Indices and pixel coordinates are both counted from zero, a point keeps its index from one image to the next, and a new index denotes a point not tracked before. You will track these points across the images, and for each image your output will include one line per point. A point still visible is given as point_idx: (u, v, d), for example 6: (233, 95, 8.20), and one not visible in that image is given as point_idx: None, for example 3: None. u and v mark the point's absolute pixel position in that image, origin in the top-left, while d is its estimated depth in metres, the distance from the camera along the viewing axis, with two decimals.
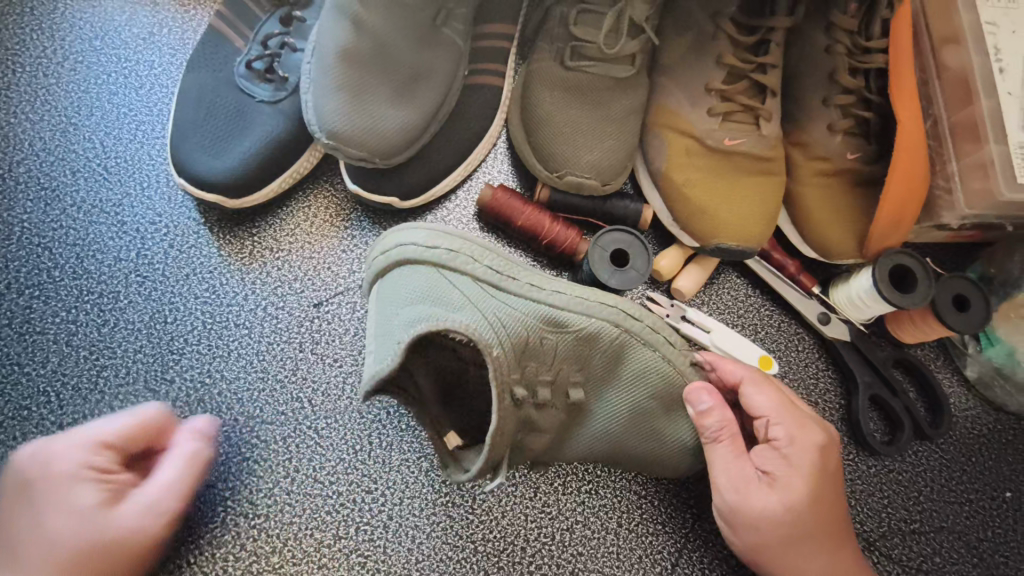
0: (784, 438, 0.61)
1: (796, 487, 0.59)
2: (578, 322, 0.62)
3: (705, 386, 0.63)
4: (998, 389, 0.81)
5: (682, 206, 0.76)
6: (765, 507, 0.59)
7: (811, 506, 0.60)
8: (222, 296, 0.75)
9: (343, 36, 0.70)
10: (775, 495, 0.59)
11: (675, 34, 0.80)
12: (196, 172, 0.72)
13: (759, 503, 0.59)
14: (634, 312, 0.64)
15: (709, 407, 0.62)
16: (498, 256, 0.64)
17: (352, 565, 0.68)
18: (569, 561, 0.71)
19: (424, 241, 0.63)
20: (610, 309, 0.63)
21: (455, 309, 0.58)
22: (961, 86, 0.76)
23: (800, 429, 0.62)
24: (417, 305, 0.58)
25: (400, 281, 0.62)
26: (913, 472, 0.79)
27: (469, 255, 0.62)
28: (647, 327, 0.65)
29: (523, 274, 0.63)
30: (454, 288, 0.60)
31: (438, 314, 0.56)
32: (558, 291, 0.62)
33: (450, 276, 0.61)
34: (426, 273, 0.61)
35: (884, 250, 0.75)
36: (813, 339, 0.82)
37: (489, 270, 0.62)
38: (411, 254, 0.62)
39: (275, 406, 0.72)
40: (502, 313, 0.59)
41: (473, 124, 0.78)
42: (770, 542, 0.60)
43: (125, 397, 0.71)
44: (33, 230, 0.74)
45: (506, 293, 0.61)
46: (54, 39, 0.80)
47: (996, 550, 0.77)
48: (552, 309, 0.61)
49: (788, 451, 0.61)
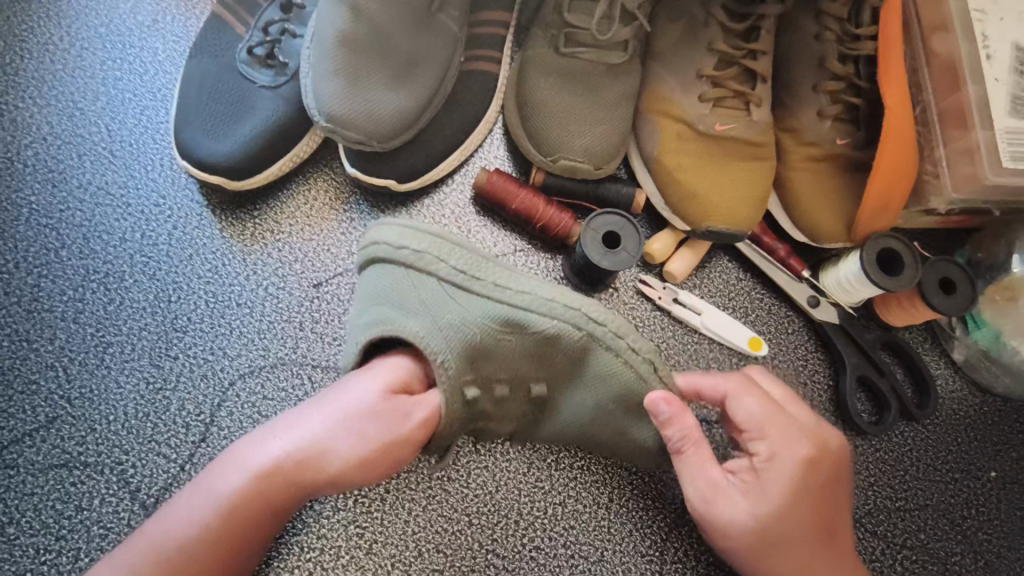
0: (764, 452, 0.62)
1: (772, 497, 0.60)
2: (539, 325, 0.62)
3: (662, 395, 0.62)
4: (985, 370, 0.82)
5: (673, 190, 0.78)
6: (732, 516, 0.61)
7: (790, 516, 0.60)
8: (224, 276, 0.77)
9: (341, 22, 0.72)
10: (744, 504, 0.61)
11: (668, 21, 0.82)
12: (196, 154, 0.74)
13: (725, 512, 0.61)
14: (599, 315, 0.63)
15: (670, 418, 0.62)
16: (465, 254, 0.64)
17: (350, 536, 0.70)
18: (560, 535, 0.73)
19: (391, 240, 0.63)
20: (570, 310, 0.62)
21: (409, 314, 0.60)
22: (948, 73, 0.77)
23: (784, 445, 0.61)
24: (379, 306, 0.61)
25: (374, 281, 0.64)
26: (899, 451, 0.80)
27: (435, 255, 0.63)
28: (612, 332, 0.63)
29: (492, 273, 0.63)
30: (417, 291, 0.61)
31: (388, 320, 0.60)
32: (522, 292, 0.62)
33: (415, 277, 0.62)
34: (393, 274, 0.63)
35: (872, 234, 0.76)
36: (803, 322, 0.83)
37: (452, 271, 0.62)
38: (382, 254, 0.63)
39: (276, 383, 0.74)
40: (458, 319, 0.60)
41: (469, 109, 0.79)
42: (747, 548, 0.61)
43: (130, 371, 0.73)
44: (41, 212, 0.76)
45: (470, 293, 0.62)
46: (60, 26, 0.82)
47: (980, 527, 0.79)
48: (513, 310, 0.62)
49: (768, 466, 0.61)
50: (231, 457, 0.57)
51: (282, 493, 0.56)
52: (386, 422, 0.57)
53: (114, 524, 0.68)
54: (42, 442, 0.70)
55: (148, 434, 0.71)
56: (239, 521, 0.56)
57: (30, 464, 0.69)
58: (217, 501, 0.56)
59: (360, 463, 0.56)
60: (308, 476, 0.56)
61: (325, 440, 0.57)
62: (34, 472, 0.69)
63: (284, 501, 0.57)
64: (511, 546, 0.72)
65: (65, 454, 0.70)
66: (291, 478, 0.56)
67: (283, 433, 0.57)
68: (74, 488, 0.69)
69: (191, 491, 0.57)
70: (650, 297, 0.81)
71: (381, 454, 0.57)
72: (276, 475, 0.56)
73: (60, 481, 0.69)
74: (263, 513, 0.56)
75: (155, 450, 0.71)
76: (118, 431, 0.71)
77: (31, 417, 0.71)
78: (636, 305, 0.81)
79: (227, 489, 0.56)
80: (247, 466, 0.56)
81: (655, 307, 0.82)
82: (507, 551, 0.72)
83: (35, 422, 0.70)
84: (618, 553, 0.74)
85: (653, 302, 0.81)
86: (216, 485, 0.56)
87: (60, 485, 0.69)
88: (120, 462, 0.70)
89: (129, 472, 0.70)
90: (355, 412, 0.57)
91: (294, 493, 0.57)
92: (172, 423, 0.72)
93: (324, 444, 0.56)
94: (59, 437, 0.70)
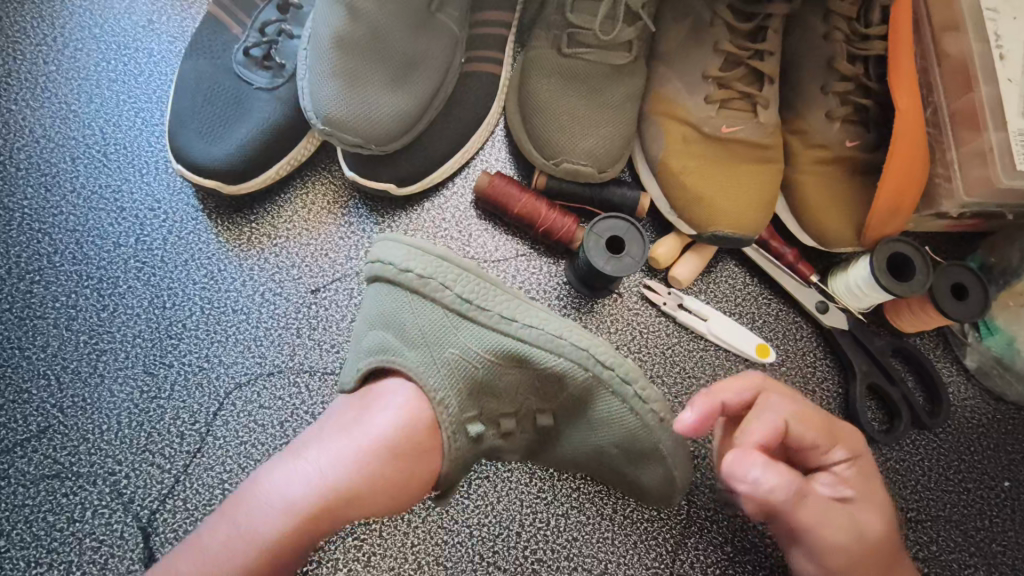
0: (843, 456, 0.57)
1: (871, 493, 0.57)
2: (544, 359, 0.59)
3: (741, 455, 0.49)
4: (998, 378, 0.80)
5: (678, 194, 0.76)
6: (873, 527, 0.55)
7: (882, 503, 0.58)
8: (222, 281, 0.75)
9: (339, 22, 0.70)
10: (871, 511, 0.56)
11: (673, 22, 0.80)
12: (193, 158, 0.72)
13: (870, 527, 0.55)
14: (606, 355, 0.61)
15: (762, 472, 0.48)
16: (472, 280, 0.61)
17: (349, 548, 0.69)
18: (563, 547, 0.72)
19: (398, 262, 0.60)
20: (576, 349, 0.60)
21: (410, 347, 0.58)
22: (961, 73, 0.75)
23: (850, 442, 0.58)
24: (381, 332, 0.60)
25: (376, 301, 0.62)
26: (910, 460, 0.78)
27: (441, 280, 0.60)
28: (615, 365, 0.61)
29: (497, 302, 0.61)
30: (418, 319, 0.59)
31: (390, 350, 0.58)
32: (526, 326, 0.60)
33: (418, 303, 0.60)
34: (394, 296, 0.60)
35: (882, 238, 0.74)
36: (811, 328, 0.82)
37: (457, 299, 0.60)
38: (385, 273, 0.61)
39: (272, 391, 0.72)
40: (459, 351, 0.58)
41: (469, 110, 0.78)
42: (885, 556, 0.56)
43: (123, 380, 0.72)
44: (34, 216, 0.75)
45: (472, 322, 0.60)
46: (54, 27, 0.80)
47: (994, 539, 0.77)
48: (516, 344, 0.59)
49: (853, 468, 0.57)
50: (254, 497, 0.51)
51: (313, 536, 0.51)
52: (418, 451, 0.54)
53: (107, 536, 0.66)
54: (33, 452, 0.68)
55: (142, 444, 0.70)
56: (274, 565, 0.50)
57: (21, 475, 0.68)
58: (246, 548, 0.49)
59: (387, 498, 0.53)
60: (343, 510, 0.51)
61: (358, 471, 0.52)
62: (26, 482, 0.67)
63: (318, 540, 0.52)
64: (512, 558, 0.70)
65: (58, 465, 0.68)
66: (327, 514, 0.51)
67: (303, 474, 0.51)
68: (65, 499, 0.67)
69: (208, 536, 0.50)
70: (655, 303, 0.79)
71: (405, 490, 0.54)
72: (311, 513, 0.50)
73: (51, 492, 0.67)
74: (295, 555, 0.51)
75: (149, 460, 0.69)
76: (111, 440, 0.70)
77: (23, 426, 0.69)
78: (640, 310, 0.80)
79: (258, 532, 0.49)
80: (275, 505, 0.50)
81: (659, 312, 0.80)
82: (508, 563, 0.70)
83: (27, 431, 0.69)
84: (622, 565, 0.72)
85: (658, 308, 0.80)
86: (240, 527, 0.49)
87: (51, 496, 0.67)
88: (113, 472, 0.69)
89: (122, 483, 0.68)
90: (385, 440, 0.53)
91: (328, 531, 0.51)
92: (166, 432, 0.70)
93: (357, 476, 0.52)
94: (51, 447, 0.69)
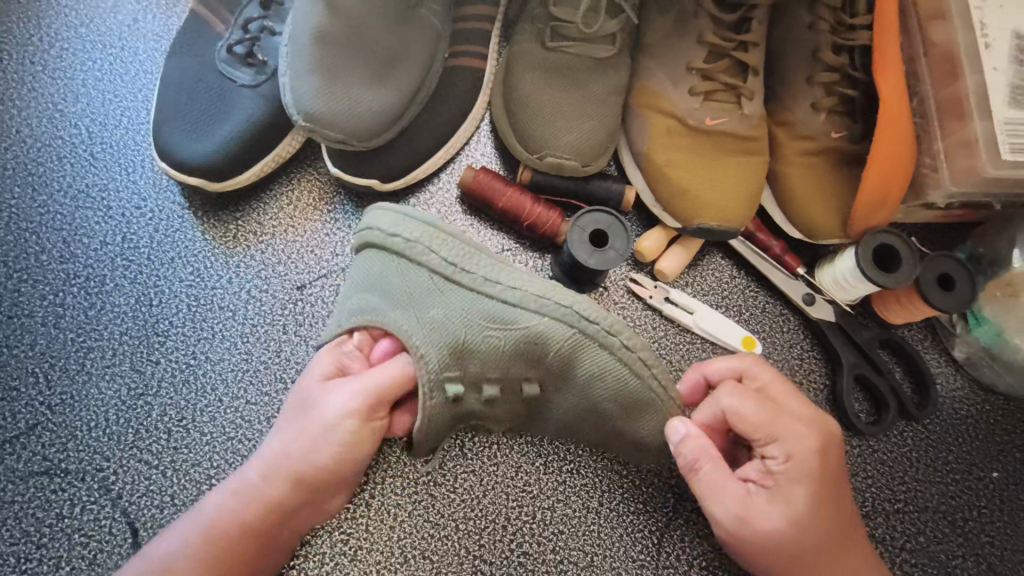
0: (779, 454, 0.56)
1: (797, 496, 0.55)
2: (525, 320, 0.60)
3: (675, 420, 0.60)
4: (987, 368, 0.80)
5: (663, 186, 0.76)
6: (768, 521, 0.55)
7: (817, 508, 0.56)
8: (207, 279, 0.76)
9: (318, 18, 0.70)
10: (776, 507, 0.55)
11: (657, 14, 0.80)
12: (177, 155, 0.73)
13: (761, 519, 0.55)
14: (591, 312, 0.60)
15: (685, 435, 0.58)
16: (457, 244, 0.62)
17: (334, 543, 0.69)
18: (549, 540, 0.72)
19: (386, 227, 0.61)
20: (552, 335, 0.60)
21: (398, 308, 0.59)
22: (947, 62, 0.74)
23: (793, 441, 0.56)
24: (370, 293, 0.61)
25: (365, 265, 0.63)
26: (898, 451, 0.78)
27: (427, 245, 0.61)
28: (596, 359, 0.61)
29: (482, 265, 0.61)
30: (405, 281, 0.60)
31: (378, 311, 0.60)
32: (510, 286, 0.60)
33: (405, 266, 0.61)
34: (382, 258, 0.62)
35: (867, 229, 0.74)
36: (799, 320, 0.81)
37: (443, 262, 0.60)
38: (374, 238, 0.62)
39: (259, 387, 0.73)
40: (441, 313, 0.59)
41: (454, 105, 0.78)
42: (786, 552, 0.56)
43: (111, 377, 0.72)
44: (21, 216, 0.75)
45: (456, 285, 0.60)
46: (40, 27, 0.81)
47: (982, 530, 0.77)
48: (500, 308, 0.60)
49: (788, 469, 0.56)
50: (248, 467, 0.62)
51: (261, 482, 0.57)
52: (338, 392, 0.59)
53: (95, 532, 0.67)
54: (22, 449, 0.69)
55: (130, 440, 0.70)
56: (233, 564, 0.56)
57: (11, 472, 0.68)
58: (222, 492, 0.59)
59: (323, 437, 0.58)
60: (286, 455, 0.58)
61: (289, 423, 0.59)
62: (16, 479, 0.68)
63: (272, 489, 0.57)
64: (498, 551, 0.71)
65: (47, 461, 0.69)
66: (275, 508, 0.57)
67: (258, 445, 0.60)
68: (54, 495, 0.68)
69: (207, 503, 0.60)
70: (641, 296, 0.79)
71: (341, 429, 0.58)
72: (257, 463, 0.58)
73: (41, 489, 0.68)
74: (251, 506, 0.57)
75: (137, 456, 0.70)
76: (99, 437, 0.70)
77: (12, 424, 0.70)
78: (627, 304, 0.80)
79: (212, 531, 0.56)
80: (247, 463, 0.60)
81: (646, 306, 0.80)
82: (494, 556, 0.71)
83: (16, 429, 0.70)
84: (608, 557, 0.72)
85: (645, 301, 0.80)
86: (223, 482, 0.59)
87: (40, 492, 0.68)
88: (101, 469, 0.69)
89: (110, 479, 0.69)
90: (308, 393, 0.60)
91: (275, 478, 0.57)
92: (153, 429, 0.71)
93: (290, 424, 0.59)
94: (39, 444, 0.69)
